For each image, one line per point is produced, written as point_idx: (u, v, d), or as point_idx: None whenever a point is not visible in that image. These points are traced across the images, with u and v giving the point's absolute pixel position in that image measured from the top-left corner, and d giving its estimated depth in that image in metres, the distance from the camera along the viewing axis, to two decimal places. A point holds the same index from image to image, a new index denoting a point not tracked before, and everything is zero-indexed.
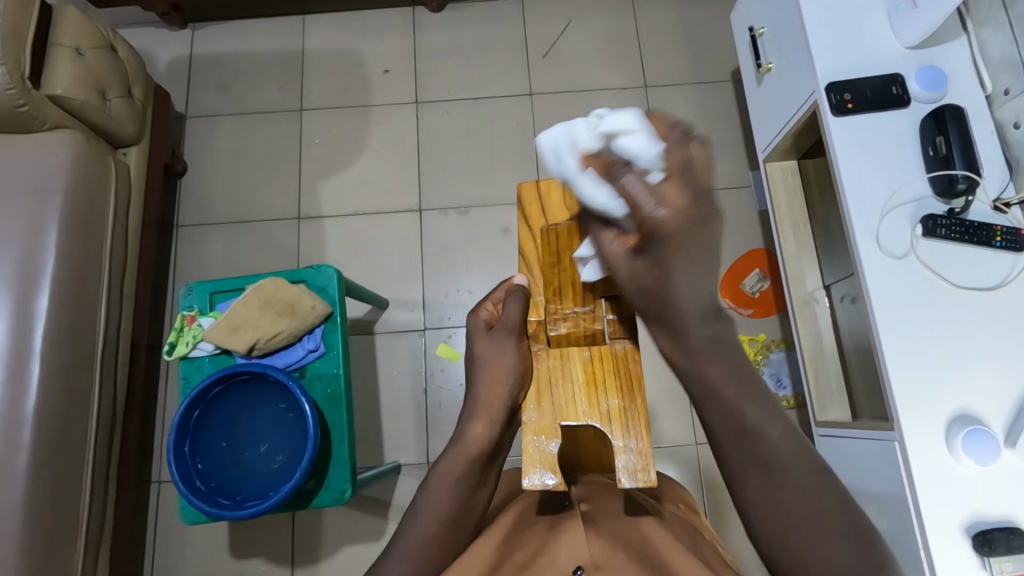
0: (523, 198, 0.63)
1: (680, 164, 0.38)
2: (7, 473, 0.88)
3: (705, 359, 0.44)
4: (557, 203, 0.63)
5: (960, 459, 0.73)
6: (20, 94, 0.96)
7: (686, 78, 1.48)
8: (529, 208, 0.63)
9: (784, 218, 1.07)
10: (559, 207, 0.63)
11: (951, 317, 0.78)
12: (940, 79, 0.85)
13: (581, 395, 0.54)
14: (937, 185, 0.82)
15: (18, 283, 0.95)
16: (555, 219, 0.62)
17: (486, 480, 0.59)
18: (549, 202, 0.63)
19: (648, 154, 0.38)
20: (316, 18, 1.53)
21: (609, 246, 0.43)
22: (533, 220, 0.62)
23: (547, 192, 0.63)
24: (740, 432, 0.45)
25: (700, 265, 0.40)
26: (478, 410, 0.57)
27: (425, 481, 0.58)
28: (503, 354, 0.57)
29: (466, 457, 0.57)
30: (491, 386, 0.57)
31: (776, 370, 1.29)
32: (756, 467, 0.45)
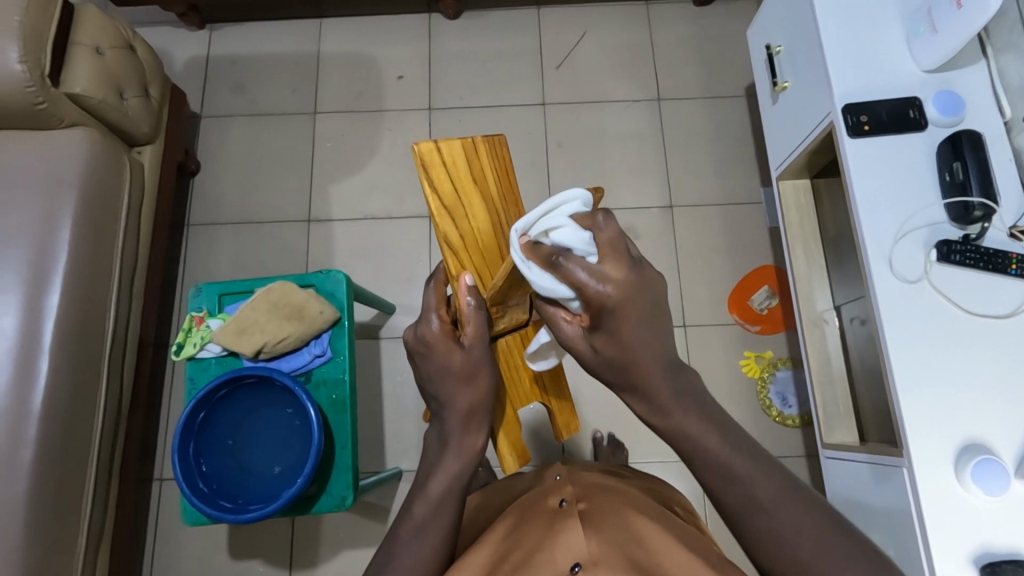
0: (424, 167, 0.53)
1: (610, 243, 0.41)
2: (12, 467, 0.88)
3: (675, 408, 0.45)
4: (463, 170, 0.55)
5: (969, 489, 0.73)
6: (39, 92, 0.98)
7: (700, 92, 1.47)
8: (439, 183, 0.54)
9: (795, 237, 1.06)
10: (465, 176, 0.55)
11: (965, 345, 0.78)
12: (958, 104, 0.84)
13: (522, 378, 0.60)
14: (953, 211, 0.82)
15: (30, 278, 0.95)
16: (464, 191, 0.55)
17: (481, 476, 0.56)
18: (455, 170, 0.55)
19: (581, 244, 0.41)
20: (332, 21, 1.54)
21: (564, 328, 0.45)
22: (450, 201, 0.54)
23: (451, 159, 0.54)
24: (726, 476, 0.46)
25: (651, 326, 0.43)
26: (464, 425, 0.53)
27: (417, 476, 0.54)
28: (476, 374, 0.52)
29: (462, 457, 0.53)
30: (467, 401, 0.52)
31: (782, 389, 1.28)
32: (750, 506, 0.45)
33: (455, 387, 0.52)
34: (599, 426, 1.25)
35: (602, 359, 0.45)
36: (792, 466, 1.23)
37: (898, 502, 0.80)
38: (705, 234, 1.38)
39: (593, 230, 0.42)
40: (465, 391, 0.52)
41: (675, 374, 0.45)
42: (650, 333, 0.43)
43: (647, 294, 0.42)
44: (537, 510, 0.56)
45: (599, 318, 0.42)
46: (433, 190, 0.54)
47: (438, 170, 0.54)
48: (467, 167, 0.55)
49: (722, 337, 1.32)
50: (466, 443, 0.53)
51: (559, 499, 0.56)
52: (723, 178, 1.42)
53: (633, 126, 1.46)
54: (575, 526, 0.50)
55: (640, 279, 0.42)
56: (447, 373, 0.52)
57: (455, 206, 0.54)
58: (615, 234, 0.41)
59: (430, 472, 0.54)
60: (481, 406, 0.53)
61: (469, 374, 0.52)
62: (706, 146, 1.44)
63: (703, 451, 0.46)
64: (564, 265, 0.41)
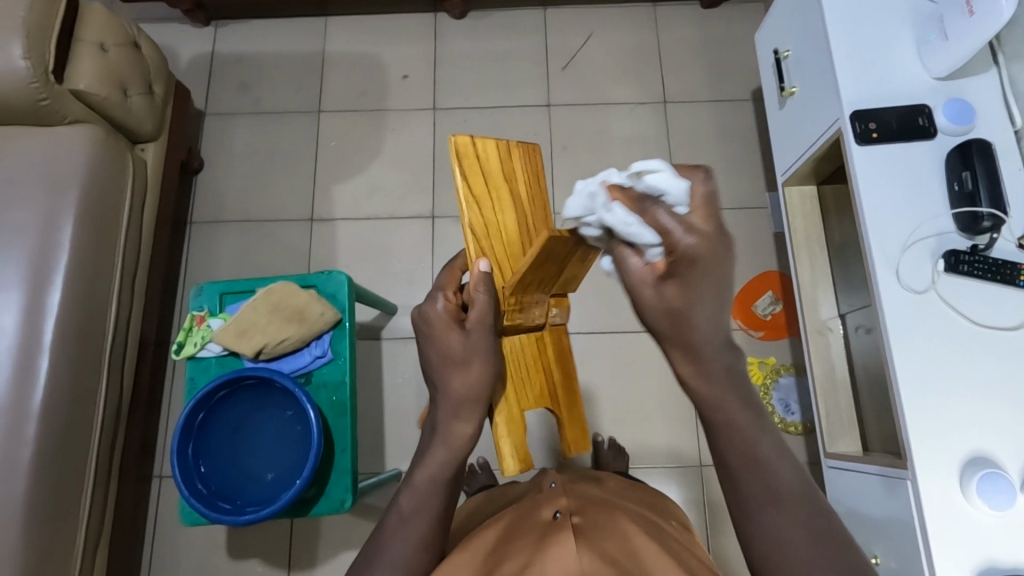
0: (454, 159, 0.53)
1: (703, 198, 0.40)
2: (10, 465, 0.88)
3: (717, 386, 0.47)
4: (495, 168, 0.56)
5: (973, 502, 0.72)
6: (42, 89, 0.97)
7: (706, 95, 1.47)
8: (470, 174, 0.54)
9: (800, 244, 1.05)
10: (497, 174, 0.56)
11: (973, 356, 0.77)
12: (968, 112, 0.83)
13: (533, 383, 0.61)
14: (961, 221, 0.81)
15: (32, 275, 0.95)
16: (494, 187, 0.55)
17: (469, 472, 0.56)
18: (488, 166, 0.55)
19: (671, 190, 0.40)
20: (338, 20, 1.53)
21: (632, 270, 0.44)
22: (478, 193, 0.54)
23: (483, 155, 0.55)
24: (749, 462, 0.47)
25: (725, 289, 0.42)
26: (461, 409, 0.53)
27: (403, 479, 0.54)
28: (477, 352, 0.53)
29: (452, 449, 0.53)
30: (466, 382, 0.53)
31: (785, 396, 1.27)
32: (764, 497, 0.47)
33: (451, 370, 0.54)
34: (600, 431, 1.24)
35: (663, 315, 0.44)
36: None
37: (901, 514, 0.79)
38: None
39: (689, 181, 0.41)
40: (458, 372, 0.53)
41: (725, 355, 0.46)
42: (721, 306, 0.43)
43: (721, 267, 0.41)
44: (529, 521, 0.56)
45: (677, 271, 0.41)
46: (462, 183, 0.54)
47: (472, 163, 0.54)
48: (500, 163, 0.56)
49: None
50: (456, 429, 0.54)
51: (553, 510, 0.56)
52: (727, 182, 1.41)
53: (638, 129, 1.45)
54: (568, 538, 0.50)
55: (721, 245, 0.41)
56: (448, 353, 0.53)
57: (485, 201, 0.54)
58: (711, 190, 0.41)
59: (415, 467, 0.54)
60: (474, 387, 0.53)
61: (469, 353, 0.53)
62: (712, 150, 1.43)
63: (730, 425, 0.47)
64: (652, 210, 0.41)
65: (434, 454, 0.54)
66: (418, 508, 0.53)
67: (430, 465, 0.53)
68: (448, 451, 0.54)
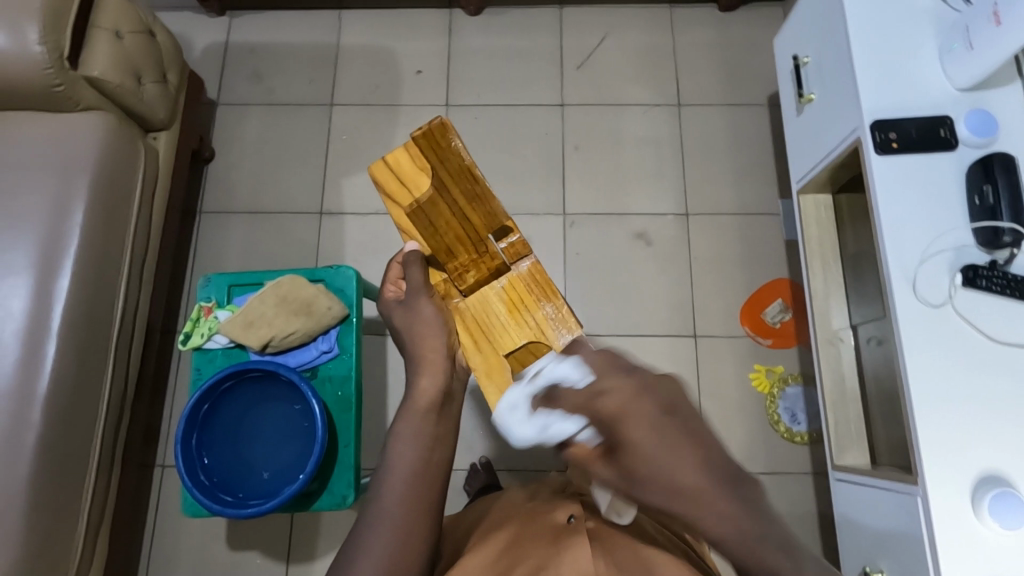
0: (378, 179, 0.64)
1: (596, 361, 0.58)
2: (14, 450, 0.88)
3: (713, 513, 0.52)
4: (409, 168, 0.63)
5: (985, 522, 0.71)
6: (57, 74, 0.97)
7: (721, 100, 1.45)
8: (385, 180, 0.63)
9: (814, 253, 1.04)
10: (411, 171, 0.63)
11: (992, 373, 0.75)
12: (990, 124, 0.82)
13: (506, 321, 0.64)
14: (981, 236, 0.79)
15: (41, 261, 0.95)
16: (410, 182, 0.63)
17: (442, 440, 0.65)
18: (400, 169, 0.63)
19: (566, 370, 0.58)
20: (353, 14, 1.53)
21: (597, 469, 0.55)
22: (396, 196, 0.64)
23: (395, 164, 0.63)
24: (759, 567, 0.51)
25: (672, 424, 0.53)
26: (423, 366, 0.67)
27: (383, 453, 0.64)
28: (425, 316, 0.67)
29: (417, 411, 0.66)
30: (425, 340, 0.67)
31: (791, 405, 1.26)
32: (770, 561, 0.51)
33: (412, 337, 0.68)
34: None
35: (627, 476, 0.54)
36: (797, 483, 1.22)
37: (908, 529, 0.78)
38: (720, 245, 1.36)
39: (573, 355, 0.59)
40: (417, 342, 0.68)
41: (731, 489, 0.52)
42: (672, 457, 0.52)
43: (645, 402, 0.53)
44: (543, 523, 0.58)
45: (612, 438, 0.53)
46: (386, 196, 0.64)
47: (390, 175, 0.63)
48: (412, 162, 0.63)
49: (732, 350, 1.30)
50: (421, 397, 0.66)
51: (567, 515, 0.58)
52: (739, 188, 1.39)
53: (652, 131, 1.44)
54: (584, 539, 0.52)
55: (638, 386, 0.54)
56: (405, 318, 0.70)
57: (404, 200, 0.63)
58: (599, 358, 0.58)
59: (392, 442, 0.64)
60: (429, 351, 0.67)
61: (420, 316, 0.68)
62: (726, 155, 1.42)
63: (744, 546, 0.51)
64: (557, 389, 0.57)
65: (405, 426, 0.65)
66: (398, 476, 0.62)
67: (403, 436, 0.64)
68: (417, 422, 0.65)
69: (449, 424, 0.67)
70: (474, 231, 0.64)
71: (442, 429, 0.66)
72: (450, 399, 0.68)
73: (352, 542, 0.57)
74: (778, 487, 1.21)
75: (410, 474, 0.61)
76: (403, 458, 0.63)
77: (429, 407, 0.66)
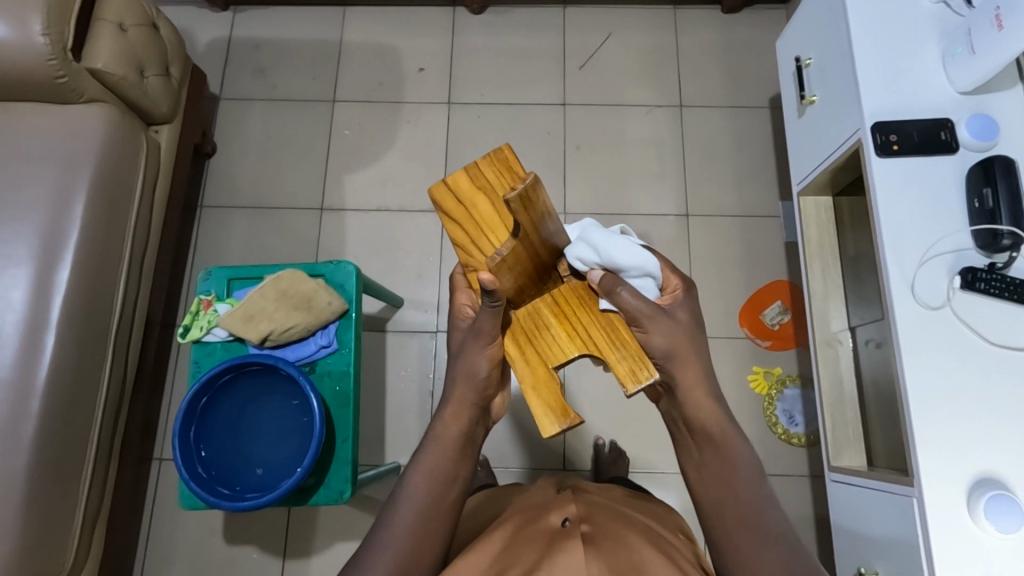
0: (442, 203, 0.56)
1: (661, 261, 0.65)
2: (12, 441, 0.88)
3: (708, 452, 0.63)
4: (469, 186, 0.55)
5: (980, 524, 0.71)
6: (60, 65, 0.97)
7: (723, 101, 1.45)
8: (446, 203, 0.56)
9: (814, 254, 1.04)
10: (473, 189, 0.55)
11: (988, 375, 0.76)
12: (991, 128, 0.82)
13: (561, 337, 0.58)
14: (980, 239, 0.80)
15: (41, 252, 0.95)
16: (477, 206, 0.55)
17: (462, 477, 0.64)
18: (461, 191, 0.55)
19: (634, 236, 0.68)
20: (357, 11, 1.53)
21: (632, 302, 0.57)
22: (456, 215, 0.56)
23: (456, 186, 0.55)
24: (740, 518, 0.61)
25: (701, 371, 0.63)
26: (450, 404, 0.64)
27: (402, 477, 0.64)
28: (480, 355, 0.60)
29: (440, 447, 0.63)
30: (465, 386, 0.62)
31: (789, 407, 1.26)
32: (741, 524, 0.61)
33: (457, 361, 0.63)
34: (601, 432, 1.23)
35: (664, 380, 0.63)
36: (794, 485, 1.22)
37: (903, 530, 0.78)
38: (720, 246, 1.36)
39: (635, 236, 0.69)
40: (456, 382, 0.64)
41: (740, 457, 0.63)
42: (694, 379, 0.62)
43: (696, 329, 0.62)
44: (538, 524, 0.59)
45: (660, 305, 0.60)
46: (444, 217, 0.56)
47: (443, 193, 0.56)
48: (472, 182, 0.55)
49: (731, 351, 1.30)
50: (447, 435, 0.64)
51: (562, 517, 0.59)
52: (740, 190, 1.40)
53: (654, 131, 1.44)
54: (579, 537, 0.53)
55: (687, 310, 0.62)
56: (457, 351, 0.63)
57: (469, 227, 0.56)
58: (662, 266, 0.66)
59: (411, 470, 0.63)
60: (463, 394, 0.63)
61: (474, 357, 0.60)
62: (727, 156, 1.42)
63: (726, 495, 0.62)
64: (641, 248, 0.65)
65: (427, 458, 0.63)
66: (409, 506, 0.61)
67: (422, 468, 0.63)
68: (443, 457, 0.63)
69: (469, 462, 0.65)
70: (539, 260, 0.58)
71: (461, 466, 0.64)
72: (474, 441, 0.65)
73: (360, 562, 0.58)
74: (774, 488, 1.22)
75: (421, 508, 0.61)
76: (417, 489, 0.62)
77: (453, 447, 0.63)
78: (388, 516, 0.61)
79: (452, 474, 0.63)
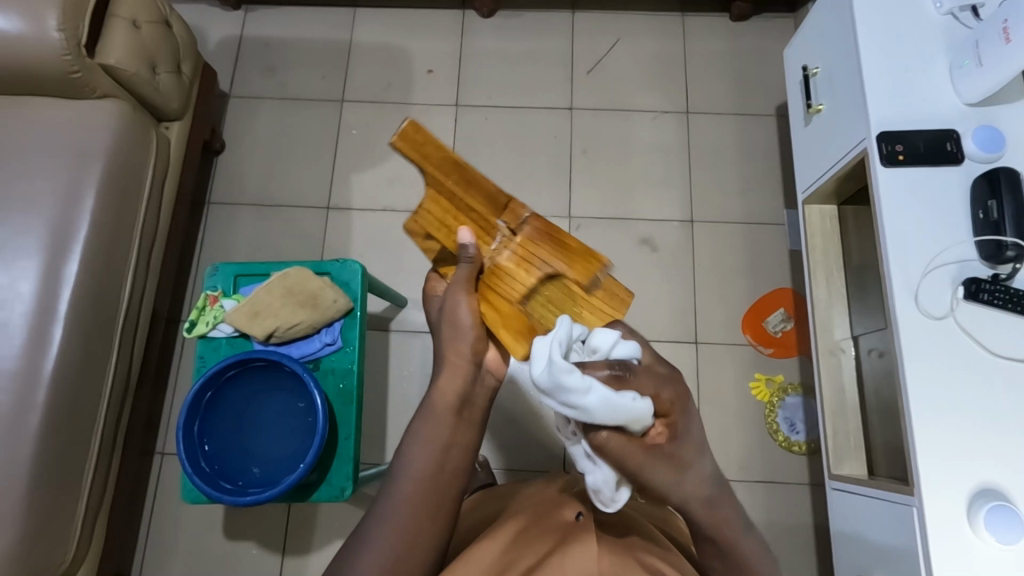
0: (408, 157, 0.56)
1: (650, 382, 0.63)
2: (17, 431, 0.88)
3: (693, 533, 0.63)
4: (431, 145, 0.56)
5: (981, 534, 0.71)
6: (74, 61, 0.98)
7: (730, 108, 1.46)
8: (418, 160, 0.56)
9: (818, 264, 1.05)
10: (434, 149, 0.56)
11: (986, 386, 0.76)
12: (998, 140, 0.82)
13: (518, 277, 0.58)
14: (984, 250, 0.80)
15: (50, 245, 0.96)
16: (437, 167, 0.56)
17: (460, 442, 0.65)
18: (424, 150, 0.56)
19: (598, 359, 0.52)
20: (367, 12, 1.54)
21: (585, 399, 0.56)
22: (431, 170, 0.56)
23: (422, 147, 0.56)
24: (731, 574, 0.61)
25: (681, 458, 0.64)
26: (443, 368, 0.65)
27: (401, 446, 0.65)
28: (458, 308, 0.62)
29: (436, 411, 0.65)
30: (453, 345, 0.64)
31: (790, 415, 1.26)
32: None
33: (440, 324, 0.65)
34: None
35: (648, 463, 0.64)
36: (794, 494, 1.22)
37: (903, 540, 0.79)
38: (724, 253, 1.37)
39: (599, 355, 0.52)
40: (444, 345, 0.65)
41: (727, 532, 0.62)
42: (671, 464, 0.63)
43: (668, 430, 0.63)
44: (550, 517, 0.61)
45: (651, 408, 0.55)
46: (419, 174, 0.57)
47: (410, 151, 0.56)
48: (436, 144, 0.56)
49: (733, 358, 1.30)
50: (442, 398, 0.65)
51: (575, 511, 0.61)
52: (746, 197, 1.40)
53: (660, 138, 1.44)
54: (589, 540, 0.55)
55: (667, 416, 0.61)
56: (438, 319, 0.65)
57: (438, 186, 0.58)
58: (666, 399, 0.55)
59: (407, 441, 0.65)
60: (451, 352, 0.64)
61: (453, 314, 0.62)
62: (732, 163, 1.42)
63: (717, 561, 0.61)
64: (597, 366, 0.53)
65: (423, 427, 0.64)
66: (409, 477, 0.62)
67: (420, 437, 0.64)
68: (439, 423, 0.64)
69: (469, 427, 0.66)
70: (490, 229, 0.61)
71: (458, 428, 0.65)
72: (474, 401, 0.66)
73: (359, 540, 0.59)
74: (774, 496, 1.22)
75: (422, 479, 0.62)
76: (416, 459, 0.63)
77: (449, 411, 0.64)
78: (389, 491, 0.62)
79: (448, 437, 0.64)
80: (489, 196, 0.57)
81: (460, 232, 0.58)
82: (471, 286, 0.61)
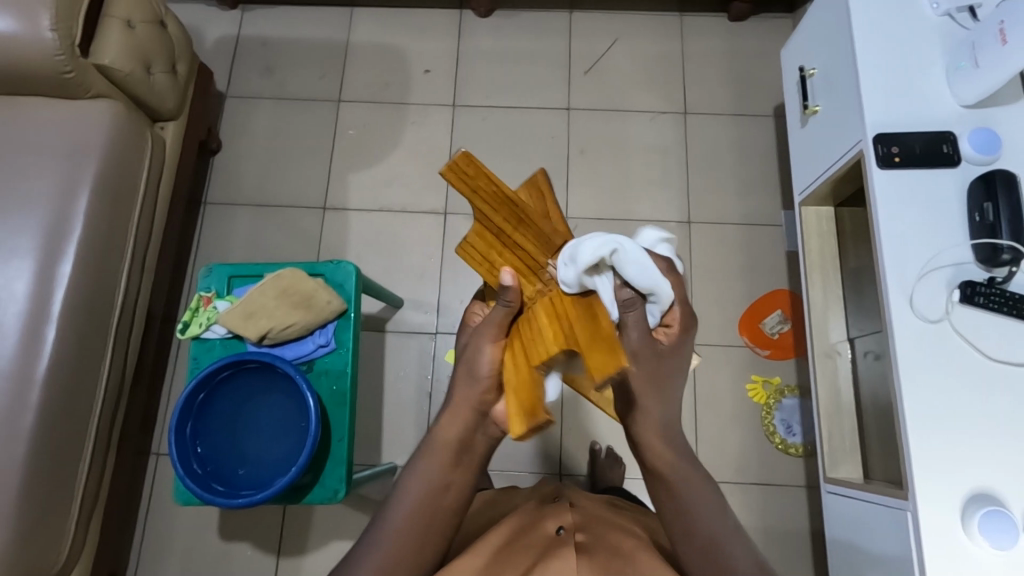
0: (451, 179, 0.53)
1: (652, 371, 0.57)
2: (10, 432, 0.88)
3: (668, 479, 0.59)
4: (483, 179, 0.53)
5: (975, 540, 0.71)
6: (68, 60, 0.98)
7: (728, 109, 1.45)
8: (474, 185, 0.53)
9: (814, 264, 1.04)
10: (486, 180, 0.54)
11: (981, 391, 0.75)
12: (994, 142, 0.82)
13: (547, 336, 0.50)
14: (980, 253, 0.79)
15: (44, 245, 0.96)
16: (486, 198, 0.54)
17: (460, 485, 0.59)
18: (474, 179, 0.53)
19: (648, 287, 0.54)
20: (365, 12, 1.54)
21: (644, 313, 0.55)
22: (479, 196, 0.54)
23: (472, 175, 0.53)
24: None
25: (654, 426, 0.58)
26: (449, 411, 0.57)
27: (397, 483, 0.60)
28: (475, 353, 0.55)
29: (437, 453, 0.58)
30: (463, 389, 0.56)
31: (787, 417, 1.25)
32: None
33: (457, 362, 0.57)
34: (598, 438, 1.23)
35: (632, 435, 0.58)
36: (790, 495, 1.21)
37: (899, 545, 0.78)
38: (722, 254, 1.36)
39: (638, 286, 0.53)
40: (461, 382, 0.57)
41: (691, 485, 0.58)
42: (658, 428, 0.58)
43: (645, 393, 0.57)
44: (535, 530, 0.61)
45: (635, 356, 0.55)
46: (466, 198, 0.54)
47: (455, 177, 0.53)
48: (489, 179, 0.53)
49: (730, 359, 1.30)
50: (442, 440, 0.58)
51: (558, 525, 0.60)
52: (744, 199, 1.39)
53: (658, 138, 1.44)
54: (568, 555, 0.55)
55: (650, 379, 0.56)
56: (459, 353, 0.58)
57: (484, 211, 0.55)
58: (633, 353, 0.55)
59: (403, 478, 0.59)
60: (458, 397, 0.56)
61: (470, 356, 0.55)
62: (730, 164, 1.42)
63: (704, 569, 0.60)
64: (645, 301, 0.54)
65: (420, 466, 0.59)
66: (400, 510, 0.59)
67: (418, 477, 0.59)
68: (435, 463, 0.58)
69: (472, 471, 0.59)
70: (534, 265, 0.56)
71: (460, 472, 0.59)
72: (477, 447, 0.58)
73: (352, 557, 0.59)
74: (771, 498, 1.21)
75: (414, 513, 0.58)
76: (408, 497, 0.59)
77: (447, 452, 0.58)
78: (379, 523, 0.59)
79: (451, 481, 0.59)
80: (540, 235, 0.55)
81: (504, 271, 0.54)
82: (500, 333, 0.55)
